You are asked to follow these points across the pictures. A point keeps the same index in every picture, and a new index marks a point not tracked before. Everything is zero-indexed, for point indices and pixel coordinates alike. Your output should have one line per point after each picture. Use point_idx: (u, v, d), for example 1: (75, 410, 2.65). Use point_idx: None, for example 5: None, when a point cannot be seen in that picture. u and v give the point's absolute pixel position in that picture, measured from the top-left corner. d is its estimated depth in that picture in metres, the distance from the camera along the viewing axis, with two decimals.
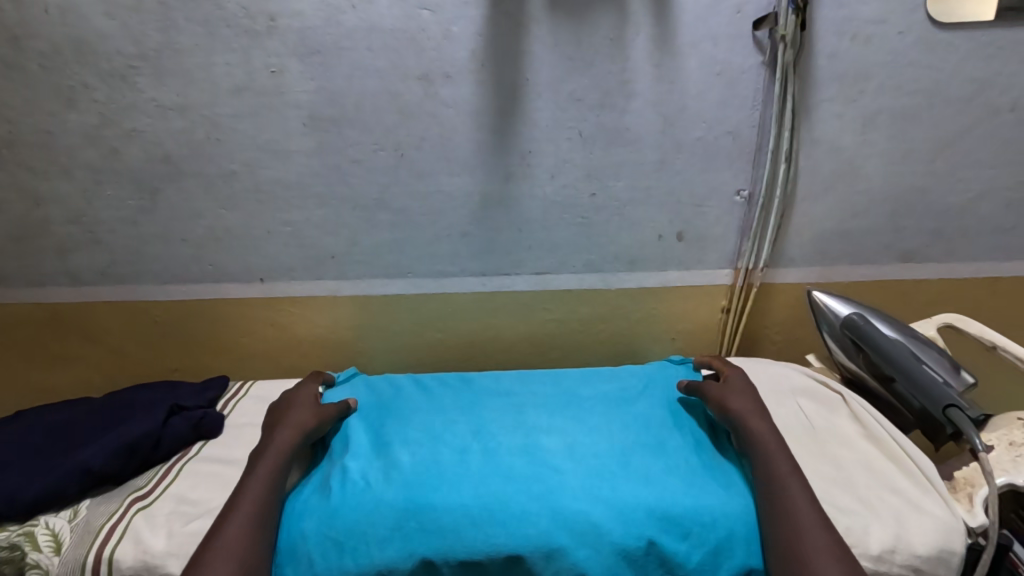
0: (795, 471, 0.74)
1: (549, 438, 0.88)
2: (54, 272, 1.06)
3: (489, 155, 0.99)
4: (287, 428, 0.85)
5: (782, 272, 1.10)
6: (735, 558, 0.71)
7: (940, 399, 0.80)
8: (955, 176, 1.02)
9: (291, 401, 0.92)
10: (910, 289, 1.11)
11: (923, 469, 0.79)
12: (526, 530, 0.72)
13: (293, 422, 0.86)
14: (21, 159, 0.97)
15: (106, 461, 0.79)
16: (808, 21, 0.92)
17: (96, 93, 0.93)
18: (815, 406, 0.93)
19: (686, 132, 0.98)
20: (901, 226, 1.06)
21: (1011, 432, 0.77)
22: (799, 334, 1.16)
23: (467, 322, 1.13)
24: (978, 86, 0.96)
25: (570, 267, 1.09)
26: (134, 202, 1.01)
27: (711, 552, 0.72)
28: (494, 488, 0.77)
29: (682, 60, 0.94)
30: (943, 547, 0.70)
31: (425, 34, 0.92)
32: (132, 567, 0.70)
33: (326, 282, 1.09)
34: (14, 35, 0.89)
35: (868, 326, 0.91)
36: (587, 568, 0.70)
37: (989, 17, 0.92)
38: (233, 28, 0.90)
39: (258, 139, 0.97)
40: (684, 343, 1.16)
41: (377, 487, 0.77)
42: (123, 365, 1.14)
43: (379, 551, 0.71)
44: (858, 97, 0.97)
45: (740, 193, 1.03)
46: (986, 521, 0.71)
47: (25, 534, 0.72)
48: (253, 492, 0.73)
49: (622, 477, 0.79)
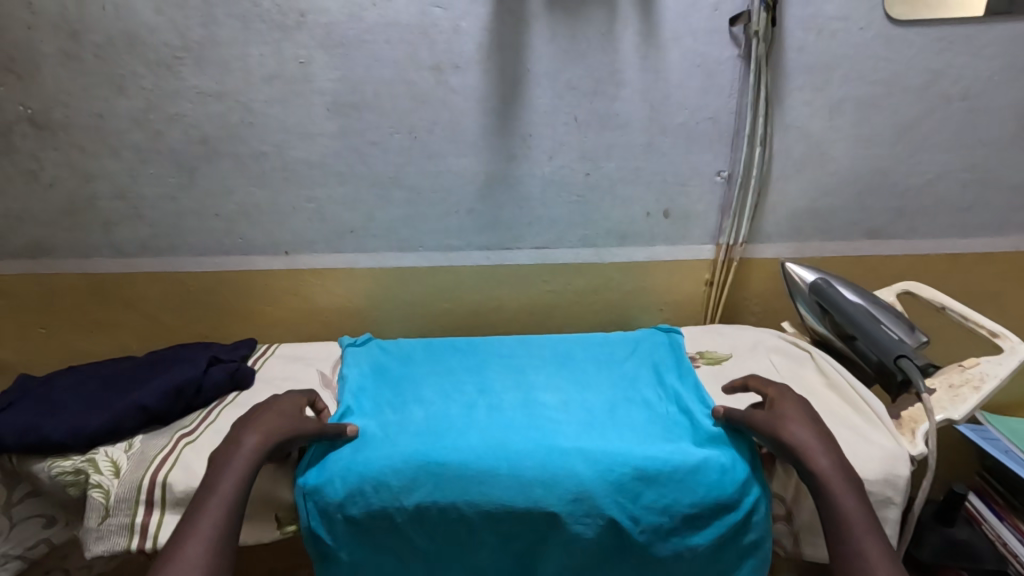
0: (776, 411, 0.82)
1: (547, 396, 0.98)
2: (99, 245, 1.17)
3: (493, 137, 1.10)
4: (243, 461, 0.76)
5: (759, 248, 1.21)
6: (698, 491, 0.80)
7: (892, 351, 0.90)
8: (915, 159, 1.13)
9: (258, 411, 0.84)
10: (878, 262, 1.21)
11: (875, 409, 0.89)
12: (525, 461, 0.81)
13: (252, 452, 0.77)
14: (74, 141, 1.08)
15: (155, 401, 0.91)
16: (778, 19, 1.03)
17: (144, 81, 1.04)
18: (786, 362, 1.04)
19: (670, 117, 1.09)
20: (867, 204, 1.17)
21: (950, 376, 0.88)
22: (777, 306, 1.26)
23: (473, 292, 1.23)
24: (932, 76, 1.07)
25: (567, 242, 1.19)
26: (173, 180, 1.12)
27: (679, 483, 0.80)
28: (497, 433, 0.87)
29: (665, 52, 1.05)
30: (889, 471, 0.80)
31: (437, 28, 1.03)
32: (183, 490, 0.80)
33: (344, 255, 1.19)
34: (74, 29, 1.01)
35: (831, 290, 1.02)
36: (581, 493, 0.79)
37: (980, 13, 1.03)
38: (266, 23, 1.01)
39: (286, 123, 1.08)
40: (671, 313, 1.26)
41: (395, 437, 0.88)
42: (159, 331, 1.25)
43: (395, 480, 0.81)
44: (824, 87, 1.07)
45: (720, 174, 1.14)
46: (925, 450, 0.82)
47: (89, 460, 0.84)
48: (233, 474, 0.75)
49: (609, 428, 0.89)
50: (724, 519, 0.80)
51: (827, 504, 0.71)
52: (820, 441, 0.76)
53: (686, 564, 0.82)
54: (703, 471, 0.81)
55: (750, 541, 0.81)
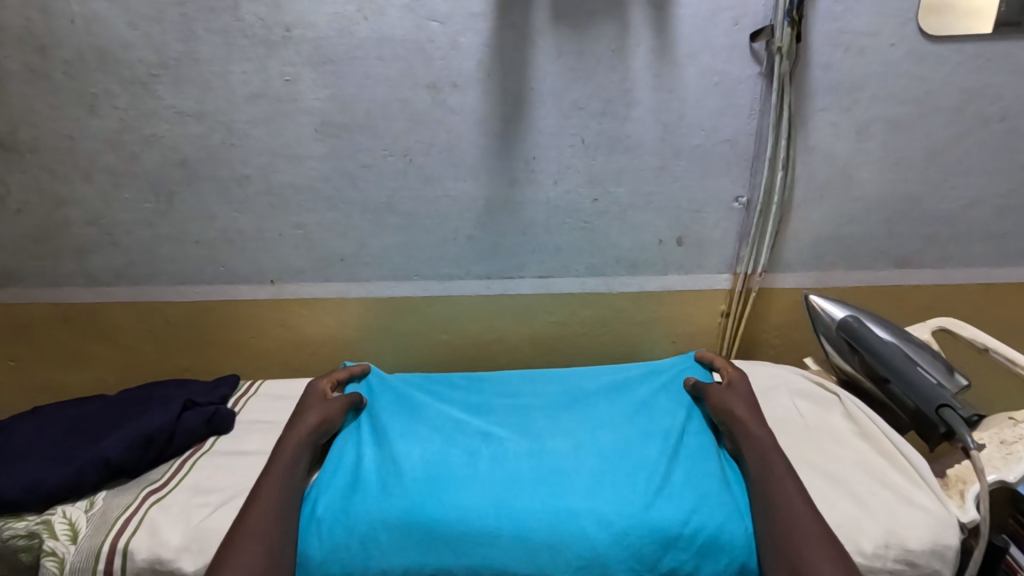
0: (789, 470, 0.75)
1: (555, 432, 0.89)
2: (71, 273, 1.09)
3: (494, 160, 1.03)
4: (272, 475, 0.77)
5: (779, 277, 1.13)
6: (716, 559, 0.72)
7: (933, 399, 0.82)
8: (948, 184, 1.05)
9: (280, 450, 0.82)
10: (906, 293, 1.13)
11: (916, 466, 0.81)
12: (529, 520, 0.73)
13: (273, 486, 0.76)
14: (44, 163, 1.01)
15: (121, 453, 0.83)
16: (802, 34, 0.95)
17: (118, 99, 0.97)
18: (810, 405, 0.95)
19: (685, 139, 1.01)
20: (896, 232, 1.08)
21: (1002, 431, 0.80)
22: (798, 339, 1.18)
23: (473, 323, 1.15)
24: (968, 95, 0.99)
25: (573, 270, 1.11)
26: (151, 205, 1.04)
27: (696, 551, 0.72)
28: (499, 482, 0.78)
29: (680, 69, 0.97)
30: (936, 540, 0.71)
31: (434, 44, 0.95)
32: (145, 560, 0.72)
33: (334, 285, 1.12)
34: (41, 44, 0.94)
35: (863, 328, 0.93)
36: (592, 559, 0.71)
37: (989, 30, 0.96)
38: (250, 38, 0.94)
39: (271, 145, 1.00)
40: (684, 346, 1.18)
41: (387, 483, 0.79)
42: (137, 365, 1.17)
43: (388, 539, 0.72)
44: (851, 107, 1.00)
45: (738, 200, 1.06)
46: (978, 517, 0.73)
47: (44, 522, 0.75)
48: (264, 501, 0.73)
49: (623, 472, 0.80)
50: None
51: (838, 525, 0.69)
52: None
53: None
54: (719, 533, 0.72)
55: None
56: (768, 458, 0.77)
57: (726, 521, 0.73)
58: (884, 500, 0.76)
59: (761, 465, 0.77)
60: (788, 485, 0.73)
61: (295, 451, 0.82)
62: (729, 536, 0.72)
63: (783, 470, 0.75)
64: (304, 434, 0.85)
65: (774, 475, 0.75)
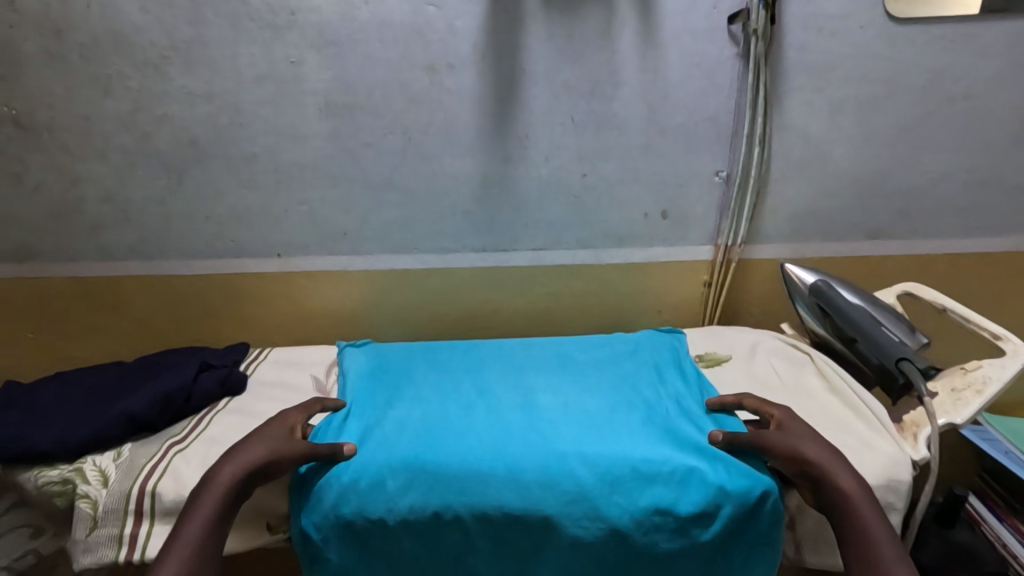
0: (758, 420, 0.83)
1: (546, 397, 0.96)
2: (87, 248, 1.15)
3: (489, 137, 1.08)
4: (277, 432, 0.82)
5: (758, 249, 1.20)
6: (699, 489, 0.77)
7: (893, 354, 0.90)
8: (916, 159, 1.12)
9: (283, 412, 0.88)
10: (878, 263, 1.20)
11: (876, 413, 0.88)
12: (522, 464, 0.80)
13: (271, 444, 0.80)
14: (60, 143, 1.06)
15: (144, 410, 0.89)
16: (777, 17, 1.01)
17: (131, 81, 1.02)
18: (786, 365, 1.03)
19: (668, 117, 1.08)
20: (868, 205, 1.15)
21: (953, 379, 0.87)
22: (776, 307, 1.25)
23: (469, 296, 1.22)
24: (934, 76, 1.06)
25: (564, 244, 1.18)
26: (162, 182, 1.10)
27: (679, 483, 0.78)
28: (494, 436, 0.85)
29: (663, 51, 1.03)
30: (890, 475, 0.78)
31: (431, 27, 1.01)
32: (172, 500, 0.79)
33: (339, 258, 1.18)
34: (57, 28, 0.99)
35: (832, 292, 1.00)
36: (580, 496, 0.77)
37: (973, 11, 1.02)
38: (256, 22, 0.99)
39: (277, 124, 1.06)
40: (669, 315, 1.25)
41: (391, 437, 0.85)
42: (148, 336, 1.23)
43: (392, 480, 0.79)
44: (824, 86, 1.06)
45: (719, 174, 1.12)
46: (927, 455, 0.80)
47: (76, 470, 0.82)
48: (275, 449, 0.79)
49: (609, 428, 0.88)
50: (728, 513, 0.77)
51: (827, 489, 0.73)
52: (810, 439, 0.79)
53: (697, 562, 0.78)
54: (701, 467, 0.79)
55: (760, 532, 0.78)
56: (873, 533, 0.69)
57: (707, 462, 0.80)
58: (847, 444, 0.83)
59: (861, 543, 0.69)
60: (845, 503, 0.72)
61: (266, 462, 0.78)
62: (717, 476, 0.78)
63: (893, 558, 0.67)
64: (273, 447, 0.80)
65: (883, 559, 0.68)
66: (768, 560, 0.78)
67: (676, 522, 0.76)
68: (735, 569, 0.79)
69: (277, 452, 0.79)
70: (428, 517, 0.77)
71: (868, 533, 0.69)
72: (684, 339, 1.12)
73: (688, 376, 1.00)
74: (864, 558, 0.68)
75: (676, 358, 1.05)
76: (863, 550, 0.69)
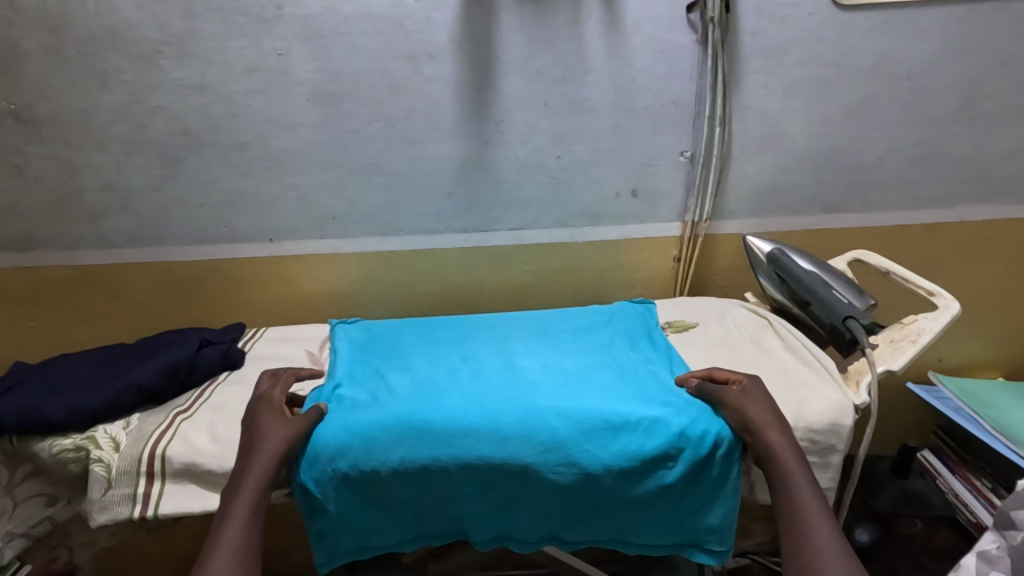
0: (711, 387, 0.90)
1: (527, 361, 1.04)
2: (87, 236, 1.20)
3: (468, 123, 1.15)
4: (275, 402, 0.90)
5: (723, 224, 1.28)
6: (663, 435, 0.85)
7: (841, 312, 0.98)
8: (867, 136, 1.21)
9: (276, 382, 0.94)
10: (835, 235, 1.29)
11: (824, 364, 0.97)
12: (504, 419, 0.87)
13: (269, 413, 0.87)
14: (59, 135, 1.11)
15: (152, 381, 0.95)
16: (732, 5, 1.09)
17: (127, 75, 1.08)
18: (747, 329, 1.11)
19: (635, 101, 1.15)
20: (824, 181, 1.24)
21: (892, 333, 0.97)
22: (741, 279, 1.33)
23: (454, 275, 1.29)
24: (879, 58, 1.14)
25: (542, 223, 1.25)
26: (158, 171, 1.16)
27: (645, 430, 0.86)
28: (478, 396, 0.92)
29: (628, 38, 1.11)
30: (835, 420, 0.87)
31: (410, 19, 1.07)
32: (182, 462, 0.85)
33: (329, 241, 1.24)
34: (55, 25, 1.04)
35: (785, 259, 1.08)
36: (556, 444, 0.84)
37: None
38: (246, 16, 1.05)
39: (268, 113, 1.12)
40: (643, 289, 1.33)
41: (383, 402, 0.92)
42: (147, 321, 1.28)
43: (384, 437, 0.85)
44: (778, 69, 1.14)
45: (684, 154, 1.20)
46: (868, 399, 0.89)
47: (89, 438, 0.88)
48: (272, 417, 0.86)
49: (583, 386, 0.96)
50: (689, 457, 0.84)
51: (758, 432, 0.81)
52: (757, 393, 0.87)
53: (662, 502, 0.86)
54: (665, 417, 0.87)
55: (717, 475, 0.86)
56: (796, 481, 0.76)
57: (671, 413, 0.88)
58: (796, 395, 0.91)
59: (788, 493, 0.75)
60: (773, 443, 0.80)
61: (264, 425, 0.84)
62: (679, 422, 0.86)
63: (807, 496, 0.74)
64: (268, 415, 0.87)
65: (800, 499, 0.74)
66: (725, 499, 0.87)
67: (643, 465, 0.84)
68: (695, 507, 0.87)
69: (274, 418, 0.86)
70: (418, 469, 0.84)
71: (790, 481, 0.76)
72: (656, 309, 1.20)
73: (659, 343, 1.08)
74: (790, 498, 0.75)
75: (648, 326, 1.13)
76: (782, 486, 0.76)
